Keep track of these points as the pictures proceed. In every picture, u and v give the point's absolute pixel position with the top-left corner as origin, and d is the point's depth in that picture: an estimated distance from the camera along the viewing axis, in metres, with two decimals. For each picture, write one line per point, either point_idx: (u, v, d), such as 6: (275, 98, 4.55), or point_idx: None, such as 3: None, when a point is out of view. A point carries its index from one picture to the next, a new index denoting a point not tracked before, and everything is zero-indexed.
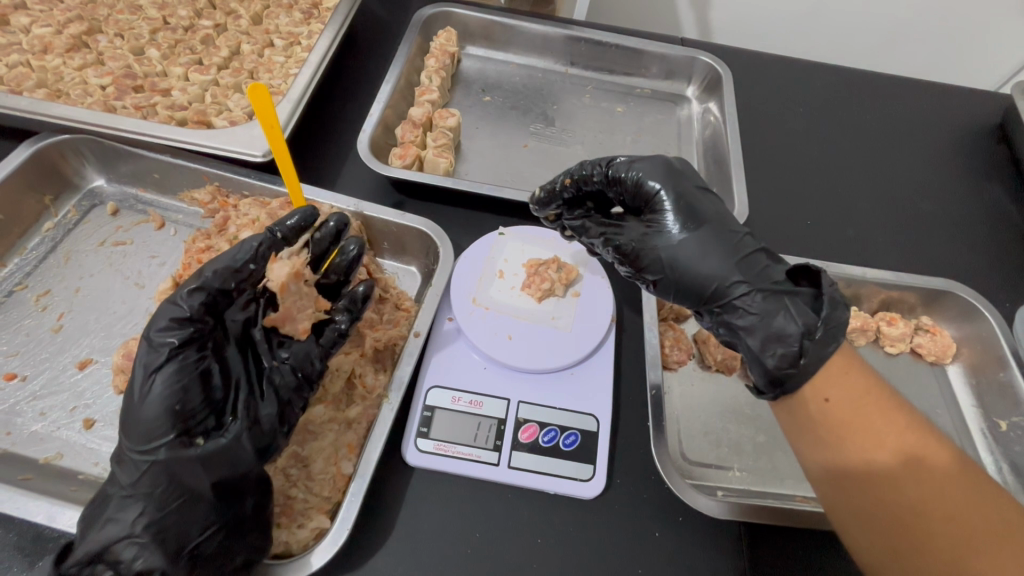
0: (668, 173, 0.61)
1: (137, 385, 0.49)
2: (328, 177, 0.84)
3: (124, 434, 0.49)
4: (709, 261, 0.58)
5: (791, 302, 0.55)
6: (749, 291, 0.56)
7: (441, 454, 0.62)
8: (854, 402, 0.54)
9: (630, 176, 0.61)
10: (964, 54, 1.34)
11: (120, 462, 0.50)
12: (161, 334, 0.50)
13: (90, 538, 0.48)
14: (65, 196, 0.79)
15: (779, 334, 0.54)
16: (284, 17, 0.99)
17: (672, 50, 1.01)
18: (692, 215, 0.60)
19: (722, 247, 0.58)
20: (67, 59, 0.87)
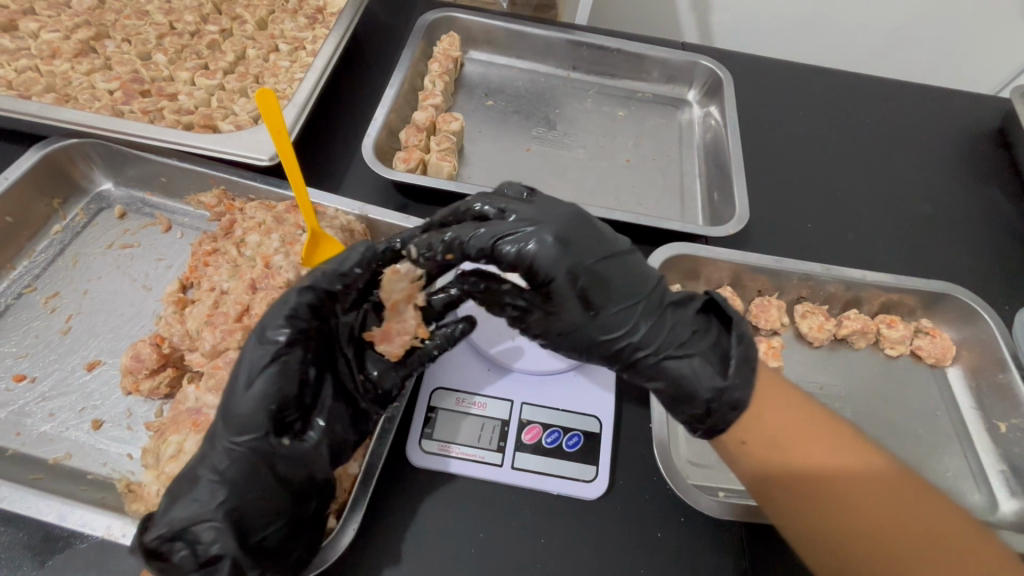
0: (559, 249, 0.54)
1: (242, 378, 0.51)
2: (334, 180, 0.85)
3: (218, 420, 0.51)
4: (615, 331, 0.57)
5: (698, 365, 0.56)
6: (660, 361, 0.57)
7: (446, 455, 0.63)
8: (789, 417, 0.56)
9: (522, 260, 0.54)
10: (963, 58, 1.35)
11: (208, 448, 0.51)
12: (275, 333, 0.52)
13: (168, 517, 0.49)
14: (73, 199, 0.80)
15: (689, 397, 0.57)
16: (289, 22, 1.00)
17: (673, 54, 1.02)
18: (596, 289, 0.56)
19: (626, 315, 0.57)
20: (75, 64, 0.88)
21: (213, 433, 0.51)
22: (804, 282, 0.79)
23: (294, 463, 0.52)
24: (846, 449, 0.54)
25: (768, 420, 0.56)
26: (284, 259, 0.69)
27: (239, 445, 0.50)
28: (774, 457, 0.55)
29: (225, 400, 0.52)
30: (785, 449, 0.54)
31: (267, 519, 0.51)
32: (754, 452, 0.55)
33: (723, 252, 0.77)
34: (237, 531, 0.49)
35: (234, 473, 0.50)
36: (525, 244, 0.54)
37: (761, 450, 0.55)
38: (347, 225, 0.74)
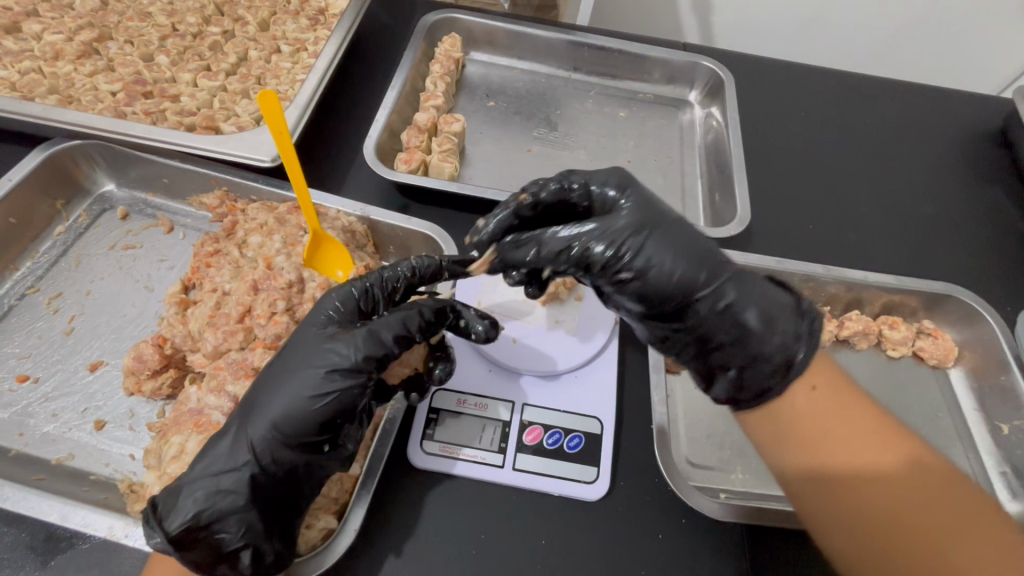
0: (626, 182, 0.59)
1: (307, 386, 0.52)
2: (335, 181, 0.85)
3: (269, 417, 0.52)
4: (688, 253, 0.55)
5: (767, 293, 0.57)
6: (736, 279, 0.56)
7: (447, 456, 0.63)
8: (813, 410, 0.56)
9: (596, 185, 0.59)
10: (966, 58, 1.34)
11: (243, 438, 0.52)
12: (364, 360, 0.53)
13: (193, 504, 0.49)
14: (76, 200, 0.80)
15: (772, 314, 0.56)
16: (290, 24, 1.00)
17: (674, 55, 1.02)
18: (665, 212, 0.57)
19: (696, 240, 0.56)
20: (78, 65, 0.89)
21: (254, 426, 0.52)
22: (806, 283, 0.79)
23: (336, 460, 0.54)
24: (873, 447, 0.55)
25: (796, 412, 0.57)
26: (286, 260, 0.69)
27: (290, 444, 0.52)
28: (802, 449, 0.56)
29: (281, 400, 0.52)
30: (814, 442, 0.55)
31: (297, 511, 0.52)
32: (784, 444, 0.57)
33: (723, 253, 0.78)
34: (266, 523, 0.50)
35: (278, 468, 0.51)
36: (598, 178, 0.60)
37: (790, 438, 0.56)
38: (349, 226, 0.74)
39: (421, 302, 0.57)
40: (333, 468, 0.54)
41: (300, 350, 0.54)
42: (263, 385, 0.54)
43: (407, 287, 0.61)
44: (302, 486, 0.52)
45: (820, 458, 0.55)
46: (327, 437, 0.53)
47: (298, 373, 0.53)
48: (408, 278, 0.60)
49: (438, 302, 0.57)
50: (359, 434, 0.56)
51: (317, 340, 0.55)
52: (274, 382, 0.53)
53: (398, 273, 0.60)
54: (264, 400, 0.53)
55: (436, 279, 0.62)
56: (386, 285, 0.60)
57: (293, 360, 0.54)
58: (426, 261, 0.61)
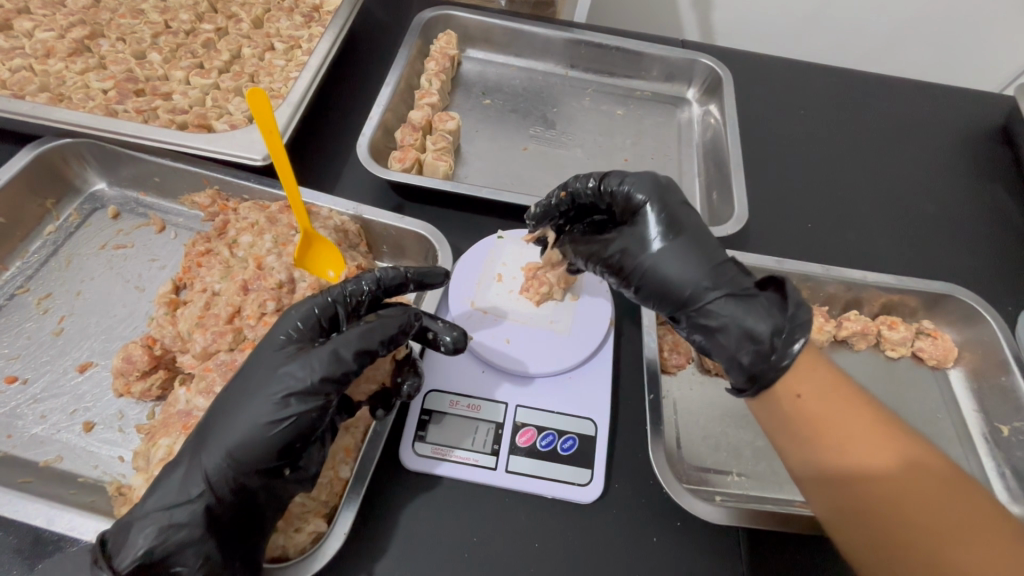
0: (657, 187, 0.61)
1: (264, 411, 0.51)
2: (329, 180, 0.84)
3: (222, 445, 0.50)
4: (689, 265, 0.58)
5: (756, 309, 0.56)
6: (721, 296, 0.57)
7: (439, 458, 0.62)
8: (830, 400, 0.55)
9: (620, 191, 0.61)
10: (968, 55, 1.33)
11: (195, 469, 0.50)
12: (322, 382, 0.52)
13: (144, 541, 0.47)
14: (67, 200, 0.79)
15: (752, 334, 0.55)
16: (284, 21, 0.99)
17: (672, 52, 1.01)
18: (669, 225, 0.59)
19: (694, 260, 0.58)
20: (69, 63, 0.88)
21: (208, 454, 0.50)
22: (804, 283, 0.78)
23: (298, 483, 0.53)
24: (888, 443, 0.53)
25: (809, 398, 0.55)
26: (277, 260, 0.69)
27: (246, 471, 0.50)
28: (810, 437, 0.54)
29: (234, 428, 0.51)
30: (827, 431, 0.54)
31: (259, 536, 0.52)
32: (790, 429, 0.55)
33: None
34: (225, 552, 0.49)
35: (236, 493, 0.50)
36: (631, 181, 0.61)
37: (797, 422, 0.55)
38: (341, 226, 0.73)
39: (387, 314, 0.56)
40: (296, 487, 0.53)
41: (256, 375, 0.53)
42: (220, 411, 0.53)
43: (372, 299, 0.61)
44: (262, 509, 0.51)
45: (831, 451, 0.54)
46: (287, 460, 0.51)
47: (255, 399, 0.52)
48: (373, 290, 0.60)
49: (402, 314, 0.57)
50: (321, 455, 0.54)
51: (274, 362, 0.54)
52: (230, 407, 0.52)
53: (363, 286, 0.60)
54: (219, 427, 0.51)
55: (401, 290, 0.62)
56: (350, 298, 0.59)
57: (248, 386, 0.53)
58: (390, 273, 0.61)
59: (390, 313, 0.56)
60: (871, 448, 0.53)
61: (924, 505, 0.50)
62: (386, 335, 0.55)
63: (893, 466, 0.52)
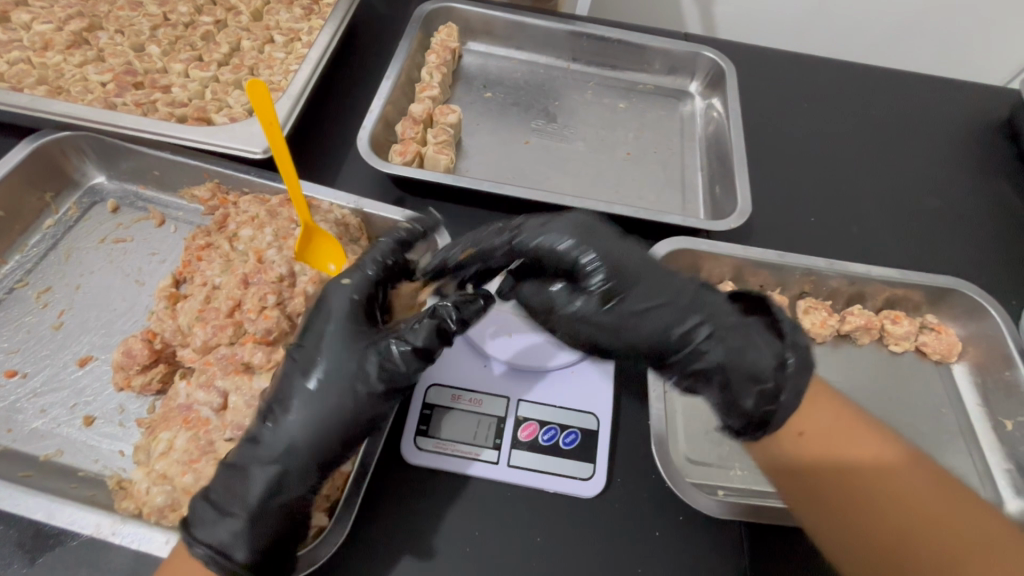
0: (583, 234, 0.57)
1: (328, 402, 0.55)
2: (330, 174, 0.84)
3: (310, 435, 0.54)
4: (662, 314, 0.56)
5: (754, 345, 0.55)
6: (707, 339, 0.55)
7: (441, 452, 0.62)
8: (829, 425, 0.58)
9: (543, 247, 0.57)
10: (972, 47, 1.32)
11: (280, 462, 0.53)
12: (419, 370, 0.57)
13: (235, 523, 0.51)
14: (65, 193, 0.79)
15: (751, 373, 0.55)
16: (284, 13, 0.98)
17: (674, 45, 1.00)
18: (621, 276, 0.56)
19: (661, 309, 0.56)
20: (67, 56, 0.87)
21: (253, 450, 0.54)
22: (807, 277, 0.78)
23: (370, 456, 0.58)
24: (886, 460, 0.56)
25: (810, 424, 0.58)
26: (277, 254, 0.68)
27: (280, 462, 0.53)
28: (821, 465, 0.57)
29: (327, 421, 0.54)
30: (832, 453, 0.57)
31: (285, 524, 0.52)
32: (792, 459, 0.58)
33: (722, 245, 0.76)
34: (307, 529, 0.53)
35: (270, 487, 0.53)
36: (552, 237, 0.57)
37: (810, 445, 0.57)
38: (342, 219, 0.73)
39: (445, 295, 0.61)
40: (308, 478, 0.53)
41: (341, 374, 0.56)
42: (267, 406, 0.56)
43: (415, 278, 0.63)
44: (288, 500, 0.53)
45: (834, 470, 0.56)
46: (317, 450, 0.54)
47: (350, 395, 0.55)
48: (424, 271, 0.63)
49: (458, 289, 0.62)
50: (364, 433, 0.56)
51: (356, 360, 0.57)
52: (306, 399, 0.55)
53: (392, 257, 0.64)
54: (297, 420, 0.54)
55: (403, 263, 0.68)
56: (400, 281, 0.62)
57: (332, 384, 0.56)
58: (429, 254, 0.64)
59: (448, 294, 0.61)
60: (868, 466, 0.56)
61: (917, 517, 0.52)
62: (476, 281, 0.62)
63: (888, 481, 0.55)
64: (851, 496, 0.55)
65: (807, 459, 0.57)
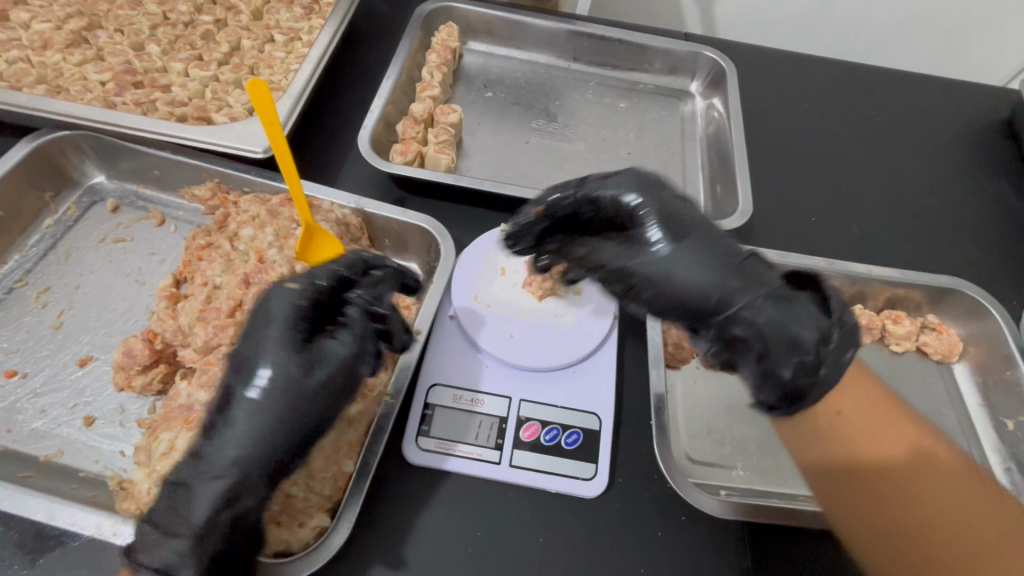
0: (644, 183, 0.56)
1: (276, 404, 0.50)
2: (331, 173, 0.83)
3: (246, 445, 0.49)
4: (710, 267, 0.50)
5: (797, 307, 0.49)
6: (752, 298, 0.48)
7: (443, 453, 0.62)
8: (849, 405, 0.61)
9: (606, 194, 0.57)
10: (972, 48, 1.32)
11: (224, 474, 0.49)
12: (368, 363, 0.55)
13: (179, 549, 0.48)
14: (65, 193, 0.79)
15: (792, 342, 0.48)
16: (284, 12, 0.98)
17: (675, 45, 1.00)
18: (677, 226, 0.52)
19: (709, 263, 0.50)
20: (66, 54, 0.87)
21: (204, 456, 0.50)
22: None
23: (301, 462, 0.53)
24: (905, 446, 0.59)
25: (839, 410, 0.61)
26: (278, 253, 0.68)
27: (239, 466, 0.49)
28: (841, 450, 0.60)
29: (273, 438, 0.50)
30: (853, 440, 0.60)
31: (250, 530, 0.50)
32: (826, 442, 0.61)
33: None
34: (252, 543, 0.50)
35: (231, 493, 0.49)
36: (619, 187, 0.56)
37: (832, 434, 0.61)
38: (343, 219, 0.72)
39: (374, 291, 0.59)
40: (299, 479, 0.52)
41: (281, 378, 0.51)
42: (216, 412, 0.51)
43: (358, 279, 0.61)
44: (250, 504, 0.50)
45: (856, 451, 0.59)
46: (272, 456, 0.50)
47: (301, 397, 0.51)
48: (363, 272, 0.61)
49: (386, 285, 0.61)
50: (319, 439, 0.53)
51: (295, 363, 0.51)
52: (239, 406, 0.51)
53: None
54: (228, 431, 0.50)
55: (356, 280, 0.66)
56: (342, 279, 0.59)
57: (275, 403, 0.50)
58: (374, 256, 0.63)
59: (376, 291, 0.59)
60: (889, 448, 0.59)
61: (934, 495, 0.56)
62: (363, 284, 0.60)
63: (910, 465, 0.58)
64: (887, 483, 0.58)
65: (848, 447, 0.60)
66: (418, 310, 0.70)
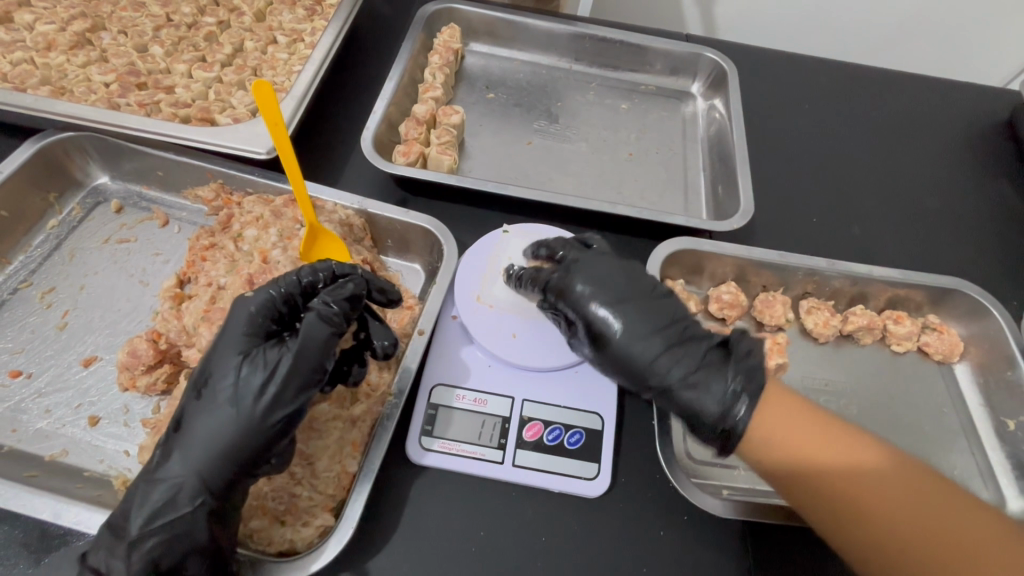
0: (586, 276, 0.64)
1: (245, 413, 0.50)
2: (334, 174, 0.84)
3: (207, 452, 0.50)
4: (632, 360, 0.61)
5: (705, 390, 0.59)
6: (664, 390, 0.60)
7: (446, 452, 0.62)
8: (788, 416, 0.56)
9: (553, 283, 0.66)
10: (972, 48, 1.32)
11: (189, 473, 0.49)
12: (312, 372, 0.52)
13: (142, 552, 0.48)
14: (69, 194, 0.79)
15: (702, 423, 0.59)
16: (287, 14, 0.98)
17: (676, 46, 1.01)
18: (607, 317, 0.62)
19: (633, 355, 0.61)
20: (70, 56, 0.87)
21: (183, 453, 0.50)
22: (810, 277, 0.78)
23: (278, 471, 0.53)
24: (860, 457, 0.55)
25: (779, 425, 0.56)
26: (282, 253, 0.68)
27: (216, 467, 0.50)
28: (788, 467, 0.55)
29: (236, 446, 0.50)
30: (799, 456, 0.55)
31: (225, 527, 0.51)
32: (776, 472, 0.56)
33: (726, 246, 0.76)
34: (224, 547, 0.50)
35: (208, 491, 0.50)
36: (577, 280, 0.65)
37: (773, 450, 0.56)
38: (346, 220, 0.73)
39: (331, 293, 0.56)
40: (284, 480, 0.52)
41: (230, 386, 0.51)
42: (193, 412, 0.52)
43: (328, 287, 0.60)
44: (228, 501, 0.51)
45: (811, 474, 0.55)
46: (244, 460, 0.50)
47: (256, 420, 0.50)
48: (328, 279, 0.59)
49: (347, 287, 0.57)
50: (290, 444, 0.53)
51: (242, 368, 0.52)
52: (197, 410, 0.52)
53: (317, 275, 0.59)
54: (189, 436, 0.51)
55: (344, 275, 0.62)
56: (306, 286, 0.58)
57: (237, 415, 0.51)
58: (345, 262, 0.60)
59: (334, 292, 0.56)
60: (836, 465, 0.54)
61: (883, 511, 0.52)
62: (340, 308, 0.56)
63: (862, 480, 0.54)
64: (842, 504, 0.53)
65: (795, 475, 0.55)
66: (421, 310, 0.70)
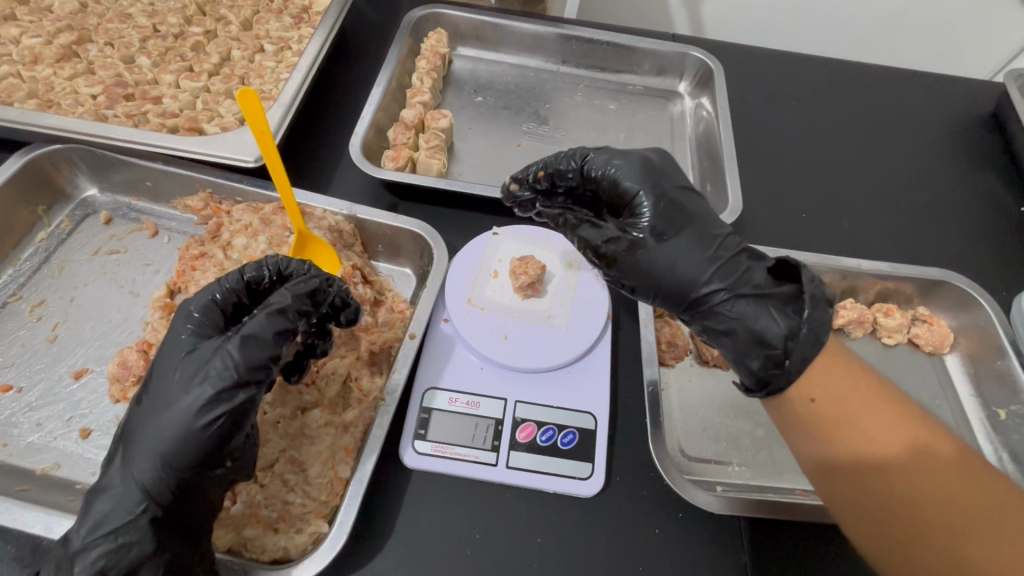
0: (644, 171, 0.59)
1: (185, 423, 0.49)
2: (323, 180, 0.84)
3: (146, 463, 0.49)
4: (688, 267, 0.57)
5: (765, 309, 0.55)
6: (727, 297, 0.56)
7: (440, 455, 0.62)
8: (826, 372, 0.55)
9: (607, 175, 0.60)
10: (958, 43, 1.33)
11: (138, 479, 0.49)
12: (250, 371, 0.51)
13: (87, 564, 0.47)
14: (58, 206, 0.79)
15: (764, 339, 0.55)
16: (274, 22, 0.98)
17: (663, 46, 1.01)
18: (663, 220, 0.58)
19: (691, 253, 0.57)
20: (57, 69, 0.88)
21: (137, 464, 0.49)
22: None
23: (234, 476, 0.52)
24: (898, 434, 0.53)
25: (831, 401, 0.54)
26: None
27: (166, 474, 0.49)
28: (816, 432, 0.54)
29: (174, 456, 0.49)
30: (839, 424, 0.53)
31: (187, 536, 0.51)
32: (828, 444, 0.54)
33: None
34: (181, 556, 0.49)
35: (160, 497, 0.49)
36: (611, 160, 0.60)
37: (820, 413, 0.54)
38: (336, 226, 0.73)
39: (292, 288, 0.55)
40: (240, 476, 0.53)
41: (168, 393, 0.51)
42: (136, 420, 0.52)
43: (275, 284, 0.60)
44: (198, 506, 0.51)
45: (855, 448, 0.53)
46: (193, 471, 0.49)
47: (189, 431, 0.49)
48: (274, 276, 0.59)
49: (310, 282, 0.56)
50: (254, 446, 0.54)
51: (180, 374, 0.51)
52: (139, 420, 0.51)
53: (263, 273, 0.59)
54: (131, 446, 0.50)
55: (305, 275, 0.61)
56: (250, 283, 0.59)
57: (169, 427, 0.49)
58: (295, 261, 0.60)
59: (294, 287, 0.55)
60: (882, 445, 0.52)
61: (932, 490, 0.51)
62: (295, 305, 0.54)
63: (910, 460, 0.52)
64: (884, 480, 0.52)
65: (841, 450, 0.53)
66: (411, 316, 0.70)
